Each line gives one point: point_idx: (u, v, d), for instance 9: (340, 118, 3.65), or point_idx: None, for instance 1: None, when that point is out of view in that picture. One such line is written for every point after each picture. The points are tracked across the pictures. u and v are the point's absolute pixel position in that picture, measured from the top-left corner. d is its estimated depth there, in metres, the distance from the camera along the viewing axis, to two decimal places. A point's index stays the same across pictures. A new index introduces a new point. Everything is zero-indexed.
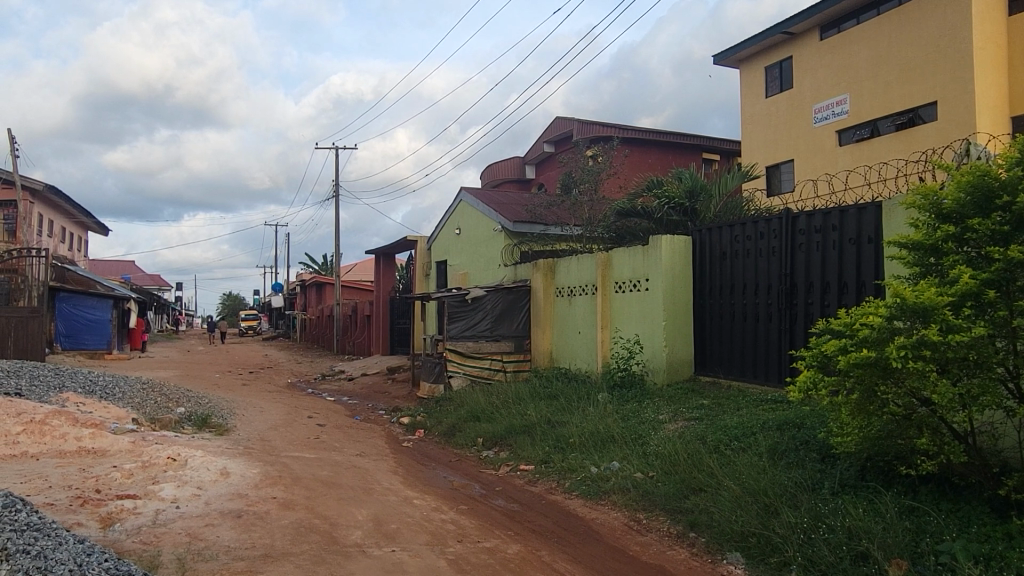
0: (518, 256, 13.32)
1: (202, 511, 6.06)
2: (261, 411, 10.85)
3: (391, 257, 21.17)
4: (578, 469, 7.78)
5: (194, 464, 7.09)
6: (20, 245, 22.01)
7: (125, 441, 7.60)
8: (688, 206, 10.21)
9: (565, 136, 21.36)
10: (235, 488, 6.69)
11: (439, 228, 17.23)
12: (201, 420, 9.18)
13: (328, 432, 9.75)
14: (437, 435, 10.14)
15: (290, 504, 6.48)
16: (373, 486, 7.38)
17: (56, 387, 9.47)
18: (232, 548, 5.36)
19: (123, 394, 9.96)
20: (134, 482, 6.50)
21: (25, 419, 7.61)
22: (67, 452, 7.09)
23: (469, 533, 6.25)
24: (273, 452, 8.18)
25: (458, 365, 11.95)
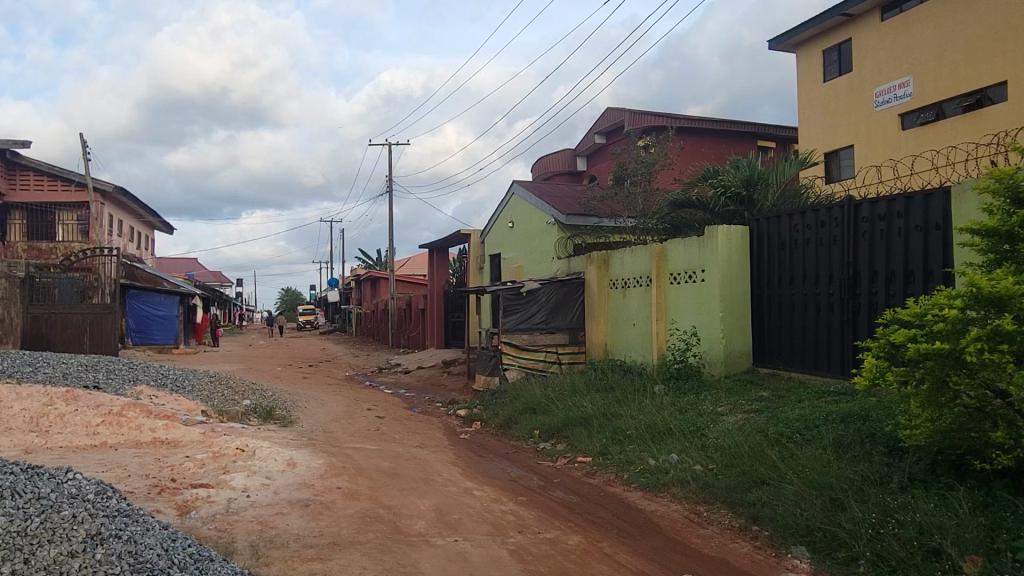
0: (572, 249, 13.26)
1: (272, 500, 6.25)
2: (323, 403, 11.12)
3: (445, 251, 21.41)
4: (636, 462, 7.76)
5: (263, 455, 7.32)
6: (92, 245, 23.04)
7: (196, 432, 7.89)
8: (745, 194, 10.06)
9: (617, 126, 21.17)
10: (302, 478, 6.89)
11: (491, 221, 17.30)
12: (267, 412, 9.47)
13: (388, 424, 9.93)
14: (494, 427, 10.22)
15: (355, 494, 6.64)
16: (434, 477, 7.51)
17: (131, 380, 9.90)
18: (301, 536, 5.53)
19: (192, 387, 10.34)
20: (207, 472, 6.75)
21: (104, 411, 7.97)
22: (144, 442, 7.39)
23: (529, 524, 6.31)
24: (336, 444, 8.38)
25: (513, 357, 12.12)
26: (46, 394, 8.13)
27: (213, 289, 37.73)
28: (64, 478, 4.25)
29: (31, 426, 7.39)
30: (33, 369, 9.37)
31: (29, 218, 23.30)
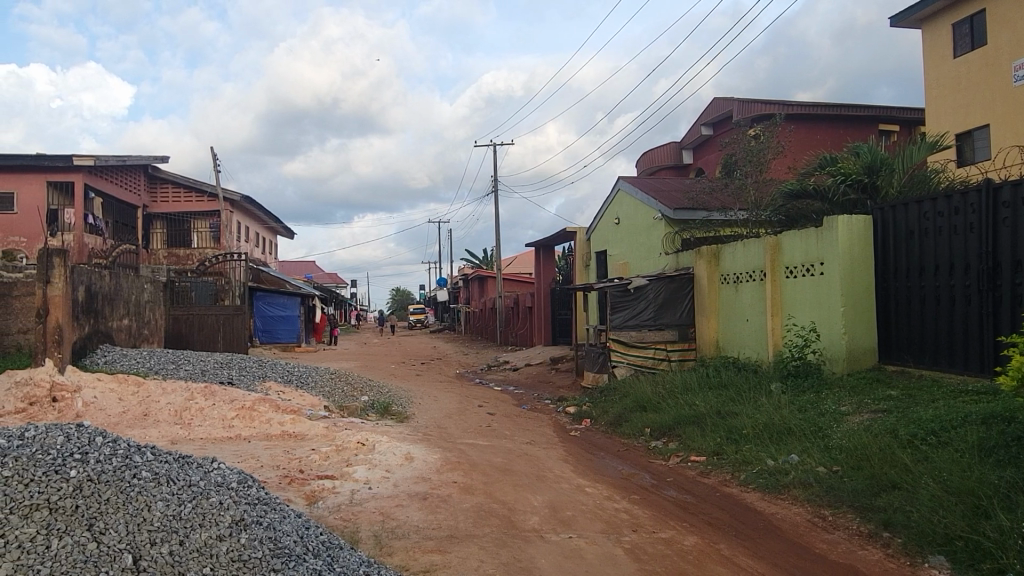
0: (679, 243, 13.11)
1: (392, 492, 6.50)
2: (436, 399, 11.45)
3: (551, 249, 21.50)
4: (753, 462, 7.51)
5: (382, 449, 7.62)
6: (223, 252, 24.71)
7: (320, 426, 8.32)
8: (868, 181, 9.53)
9: (724, 116, 20.52)
10: (419, 472, 7.12)
11: (597, 218, 17.21)
12: (383, 407, 9.85)
13: (499, 420, 10.10)
14: (604, 425, 10.16)
15: (470, 488, 6.79)
16: (546, 473, 7.56)
17: (260, 376, 10.56)
18: (420, 528, 5.71)
19: (316, 383, 10.91)
20: (331, 464, 7.10)
21: (238, 405, 8.54)
22: (273, 435, 7.87)
23: (644, 522, 6.24)
24: (450, 439, 8.60)
25: (622, 355, 11.96)
26: (188, 389, 8.80)
27: (329, 290, 39.56)
28: (210, 467, 4.59)
29: (175, 419, 8.02)
30: (175, 366, 10.18)
31: (168, 227, 25.23)
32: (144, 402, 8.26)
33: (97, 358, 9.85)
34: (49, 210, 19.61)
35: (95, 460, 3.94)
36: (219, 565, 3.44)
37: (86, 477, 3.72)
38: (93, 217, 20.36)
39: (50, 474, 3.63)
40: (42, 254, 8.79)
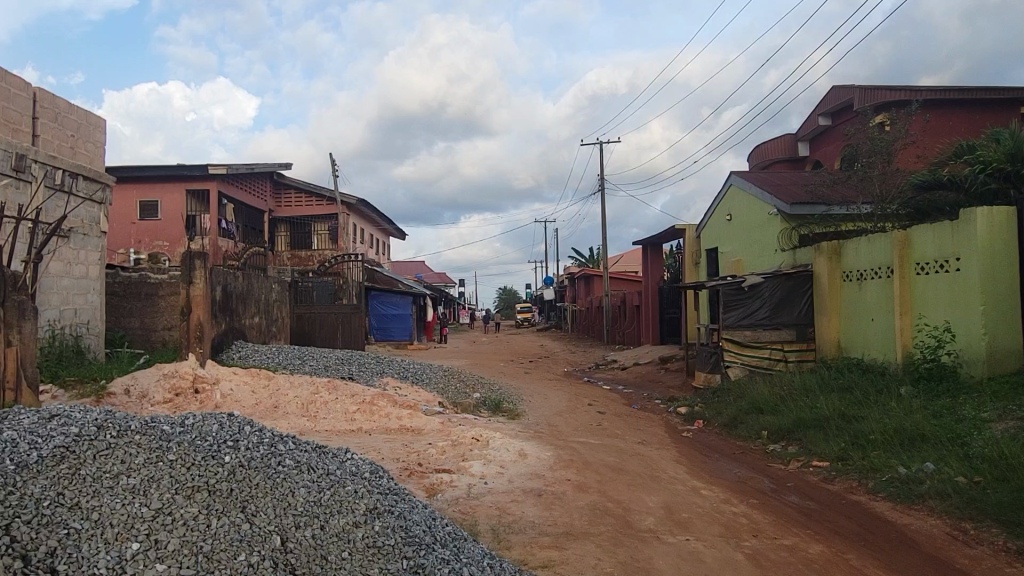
0: (796, 240, 12.57)
1: (508, 488, 6.61)
2: (546, 397, 11.54)
3: (659, 247, 21.16)
4: (883, 469, 7.12)
5: (496, 445, 7.76)
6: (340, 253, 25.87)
7: (436, 421, 8.59)
8: (1011, 169, 8.74)
9: (844, 106, 19.50)
10: (533, 468, 7.20)
11: (707, 214, 16.78)
12: (495, 405, 10.03)
13: (610, 419, 10.05)
14: (717, 426, 9.91)
15: (584, 486, 6.81)
16: (660, 474, 7.47)
17: (379, 372, 11.02)
18: (537, 523, 5.78)
19: (430, 380, 11.26)
20: (448, 458, 7.30)
21: (359, 400, 8.95)
22: (392, 429, 8.16)
23: (765, 528, 6.04)
24: (562, 437, 8.65)
25: (736, 356, 11.66)
26: (313, 383, 9.30)
27: (442, 290, 40.64)
28: (344, 456, 4.83)
29: (302, 411, 8.47)
30: (301, 362, 10.77)
31: (291, 230, 26.69)
32: (275, 395, 8.78)
33: (233, 353, 10.59)
34: (187, 216, 21.18)
35: (245, 447, 4.24)
36: (357, 550, 3.63)
37: (239, 463, 4.01)
38: (226, 222, 21.84)
39: (208, 459, 3.95)
40: (185, 257, 9.49)
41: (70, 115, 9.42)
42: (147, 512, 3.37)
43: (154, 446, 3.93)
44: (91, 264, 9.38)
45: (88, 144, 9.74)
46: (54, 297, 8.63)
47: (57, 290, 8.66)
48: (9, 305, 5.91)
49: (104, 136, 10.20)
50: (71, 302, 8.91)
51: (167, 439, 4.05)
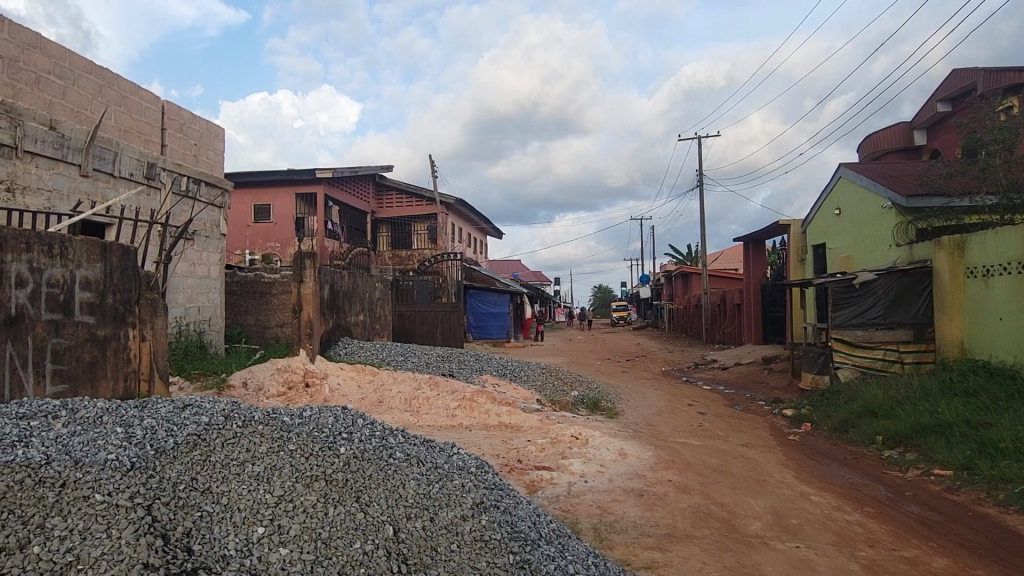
0: (914, 234, 11.78)
1: (608, 487, 6.57)
2: (644, 396, 11.39)
3: (761, 243, 20.50)
4: (1014, 480, 6.60)
5: (596, 444, 7.73)
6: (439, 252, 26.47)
7: (535, 418, 8.65)
8: None
9: (966, 90, 18.21)
10: (634, 468, 7.12)
11: (814, 209, 16.11)
12: (594, 403, 10.00)
13: (712, 420, 9.81)
14: (826, 430, 9.47)
15: (686, 488, 6.67)
16: (766, 477, 7.21)
17: (478, 369, 11.22)
18: (639, 524, 5.71)
19: (528, 377, 11.35)
20: (548, 455, 7.33)
21: (460, 396, 9.13)
22: (493, 425, 8.28)
23: (882, 538, 5.73)
24: (662, 437, 8.52)
25: (847, 356, 11.26)
26: (416, 380, 9.57)
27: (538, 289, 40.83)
28: (450, 451, 4.93)
29: (406, 406, 8.72)
30: (404, 358, 11.09)
31: (392, 230, 27.52)
32: (379, 390, 9.09)
33: (340, 349, 11.06)
34: (297, 218, 22.22)
35: (358, 439, 4.41)
36: (465, 543, 3.71)
37: (353, 454, 4.18)
38: (332, 223, 22.79)
39: (324, 449, 4.13)
40: (296, 257, 9.96)
41: (194, 126, 10.08)
42: (270, 499, 3.56)
43: (276, 436, 4.16)
44: (212, 264, 10.01)
45: (209, 151, 10.41)
46: (181, 295, 9.25)
47: (183, 289, 9.28)
48: (144, 302, 6.40)
49: (223, 144, 10.85)
50: (195, 300, 9.53)
51: (287, 430, 4.28)
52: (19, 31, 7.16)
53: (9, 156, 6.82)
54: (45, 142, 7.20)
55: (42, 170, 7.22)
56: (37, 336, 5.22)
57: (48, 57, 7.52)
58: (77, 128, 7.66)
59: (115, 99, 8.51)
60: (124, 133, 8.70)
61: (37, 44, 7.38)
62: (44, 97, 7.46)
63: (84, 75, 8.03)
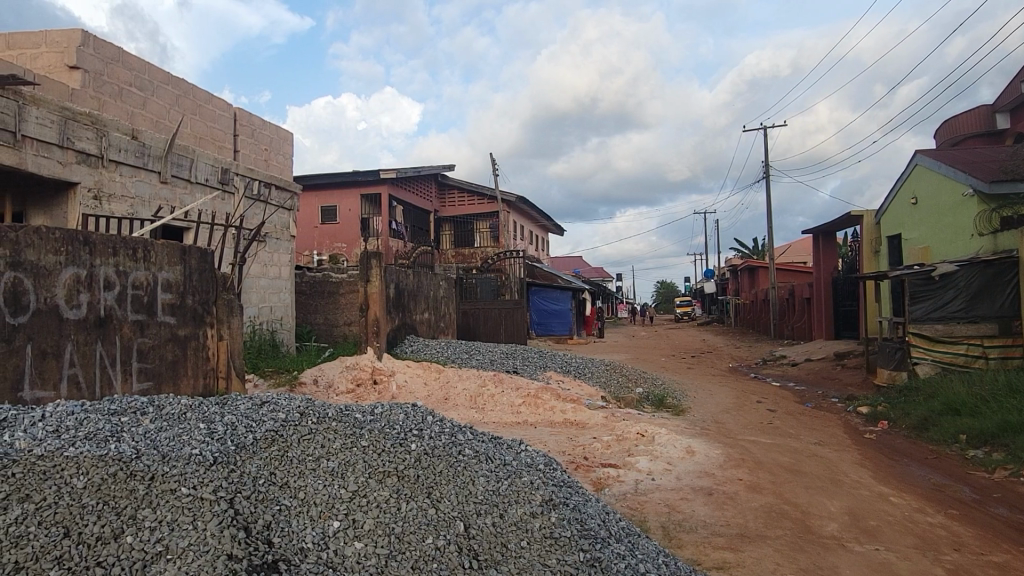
0: (998, 223, 11.17)
1: (676, 485, 6.47)
2: (712, 393, 11.18)
3: (832, 235, 19.88)
4: None
5: (663, 441, 7.64)
6: (500, 249, 26.61)
7: (600, 415, 8.60)
8: None
9: None
10: (702, 466, 7.01)
11: (888, 199, 15.52)
12: (659, 400, 9.88)
13: (782, 418, 9.55)
14: (905, 428, 9.10)
15: (757, 487, 6.52)
16: (841, 477, 6.98)
17: (542, 366, 11.23)
18: (709, 523, 5.61)
19: (593, 374, 11.31)
20: (614, 453, 7.28)
21: (524, 393, 9.17)
22: (557, 422, 8.28)
23: (968, 542, 5.47)
24: (730, 435, 8.34)
25: (926, 352, 10.76)
26: (481, 377, 9.65)
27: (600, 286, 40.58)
28: (518, 448, 4.95)
29: (471, 403, 8.80)
30: (468, 355, 11.20)
31: (455, 228, 27.81)
32: (445, 387, 9.20)
33: (406, 347, 11.25)
34: (362, 218, 22.69)
35: (429, 436, 4.48)
36: (535, 540, 3.72)
37: (424, 450, 4.25)
38: (396, 223, 23.20)
39: (396, 446, 4.21)
40: (363, 257, 10.18)
41: (265, 131, 10.41)
42: (345, 494, 3.65)
43: (350, 432, 4.26)
44: (283, 265, 10.31)
45: (278, 155, 10.75)
46: (254, 295, 9.57)
47: (256, 290, 9.59)
48: (220, 303, 6.66)
49: (292, 148, 11.17)
50: (267, 300, 9.84)
51: (359, 427, 4.37)
52: (103, 46, 7.53)
53: (96, 166, 7.18)
54: (128, 151, 7.55)
55: (126, 177, 7.58)
56: (124, 336, 5.48)
57: (129, 69, 7.88)
58: (157, 137, 8.01)
59: (190, 108, 8.85)
60: (199, 140, 9.05)
61: (119, 57, 7.75)
62: (126, 108, 7.83)
63: (162, 86, 8.39)
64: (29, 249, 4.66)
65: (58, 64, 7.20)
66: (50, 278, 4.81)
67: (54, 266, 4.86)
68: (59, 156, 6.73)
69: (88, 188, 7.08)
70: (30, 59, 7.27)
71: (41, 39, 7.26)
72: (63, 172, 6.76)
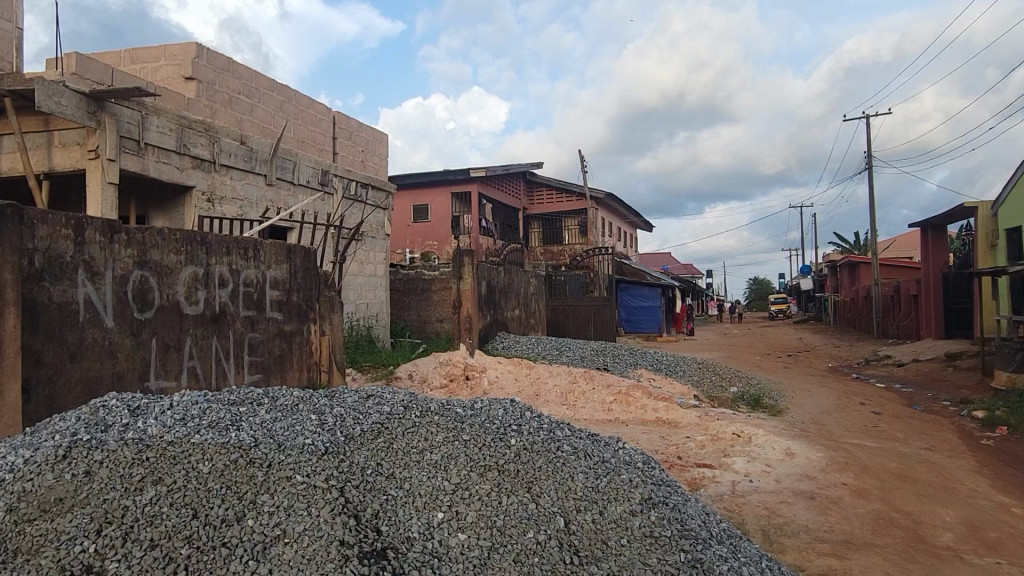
0: None
1: (776, 488, 6.29)
2: (811, 394, 10.78)
3: (942, 229, 18.73)
4: None
5: (760, 442, 7.43)
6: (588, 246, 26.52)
7: (694, 414, 8.46)
8: None
9: None
10: (803, 469, 6.78)
11: (1006, 189, 14.49)
12: (755, 400, 9.62)
13: (888, 421, 9.10)
14: None
15: (864, 492, 6.24)
16: (955, 485, 6.59)
17: (632, 363, 11.13)
18: (812, 528, 5.42)
19: (685, 372, 11.12)
20: (709, 453, 7.14)
21: (616, 390, 9.13)
22: (650, 421, 8.19)
23: None
24: (832, 438, 8.02)
25: None
26: (572, 374, 9.67)
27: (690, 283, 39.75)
28: (616, 445, 4.93)
29: (562, 400, 8.82)
30: (559, 352, 11.23)
31: (543, 226, 27.92)
32: (535, 383, 9.26)
33: (497, 343, 11.41)
34: (453, 217, 23.11)
35: (527, 431, 4.52)
36: (635, 539, 3.70)
37: (524, 445, 4.29)
38: (485, 221, 23.52)
39: (496, 440, 4.28)
40: (456, 255, 10.37)
41: (362, 134, 10.77)
42: (448, 486, 3.74)
43: (452, 426, 4.35)
44: (378, 263, 10.64)
45: (375, 157, 11.12)
46: (352, 292, 9.92)
47: (354, 287, 9.94)
48: (322, 299, 6.97)
49: (387, 149, 11.52)
50: (364, 297, 10.19)
51: (460, 421, 4.46)
52: (215, 57, 7.98)
53: (209, 170, 7.61)
54: (237, 156, 7.98)
55: (236, 181, 8.01)
56: (237, 330, 5.80)
57: (239, 78, 8.31)
58: (263, 141, 8.43)
59: (293, 113, 9.26)
60: (302, 144, 9.46)
61: (230, 67, 8.19)
62: (235, 115, 8.27)
63: (268, 93, 8.81)
64: (154, 249, 4.98)
65: (175, 75, 7.69)
66: (172, 276, 5.13)
67: (175, 265, 5.17)
68: (177, 162, 7.18)
69: (202, 192, 7.52)
70: (151, 72, 7.79)
71: (160, 53, 7.76)
72: (181, 177, 7.22)
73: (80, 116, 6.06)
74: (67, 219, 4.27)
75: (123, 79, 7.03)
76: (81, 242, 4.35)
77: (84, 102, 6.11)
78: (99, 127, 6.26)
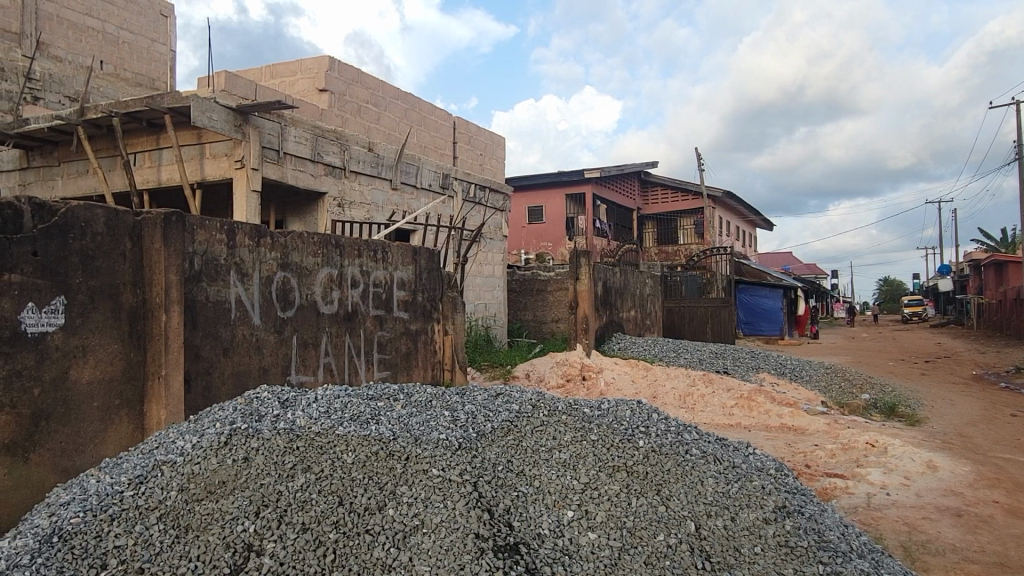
0: None
1: (916, 502, 5.92)
2: (953, 403, 10.05)
3: None
4: None
5: (898, 453, 7.01)
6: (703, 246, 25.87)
7: (822, 422, 8.08)
8: None
9: None
10: (947, 483, 6.34)
11: None
12: (890, 409, 9.09)
13: None
14: None
15: (1019, 511, 5.74)
16: None
17: (754, 366, 10.78)
18: (959, 548, 5.05)
19: (811, 377, 10.67)
20: (840, 462, 6.82)
21: (737, 394, 8.88)
22: (774, 426, 7.90)
23: None
24: (979, 451, 7.45)
25: None
26: (690, 377, 9.52)
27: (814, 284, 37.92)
28: (746, 450, 4.79)
29: (680, 403, 8.67)
30: (676, 354, 11.04)
31: (657, 225, 27.51)
32: (653, 385, 9.13)
33: (614, 344, 11.36)
34: (567, 218, 23.19)
35: (656, 433, 4.48)
36: (769, 547, 3.59)
37: (652, 447, 4.26)
38: (599, 222, 23.43)
39: (624, 441, 4.27)
40: (573, 256, 10.42)
41: (481, 138, 11.02)
42: (578, 485, 3.78)
43: (579, 426, 4.38)
44: (496, 264, 10.84)
45: (493, 160, 11.37)
46: (472, 292, 10.18)
47: (473, 288, 10.20)
48: (445, 299, 7.20)
49: (505, 152, 11.73)
50: (482, 297, 10.42)
51: (588, 421, 4.50)
52: (345, 69, 8.40)
53: (340, 177, 8.03)
54: (366, 162, 8.36)
55: (365, 186, 8.40)
56: (368, 329, 6.08)
57: (367, 88, 8.72)
58: (389, 148, 8.79)
59: (416, 120, 9.61)
60: (424, 149, 9.80)
61: (359, 78, 8.61)
62: (363, 123, 8.69)
63: (393, 100, 9.18)
64: (295, 251, 5.30)
65: (311, 88, 8.17)
66: (310, 277, 5.45)
67: (313, 266, 5.48)
68: (312, 170, 7.62)
69: (334, 197, 7.93)
70: (289, 85, 8.31)
71: (297, 67, 8.27)
72: (315, 184, 7.66)
73: (228, 129, 6.55)
74: (221, 224, 4.61)
75: (265, 93, 7.53)
76: (233, 246, 4.70)
77: (232, 116, 6.59)
78: (244, 138, 6.74)
